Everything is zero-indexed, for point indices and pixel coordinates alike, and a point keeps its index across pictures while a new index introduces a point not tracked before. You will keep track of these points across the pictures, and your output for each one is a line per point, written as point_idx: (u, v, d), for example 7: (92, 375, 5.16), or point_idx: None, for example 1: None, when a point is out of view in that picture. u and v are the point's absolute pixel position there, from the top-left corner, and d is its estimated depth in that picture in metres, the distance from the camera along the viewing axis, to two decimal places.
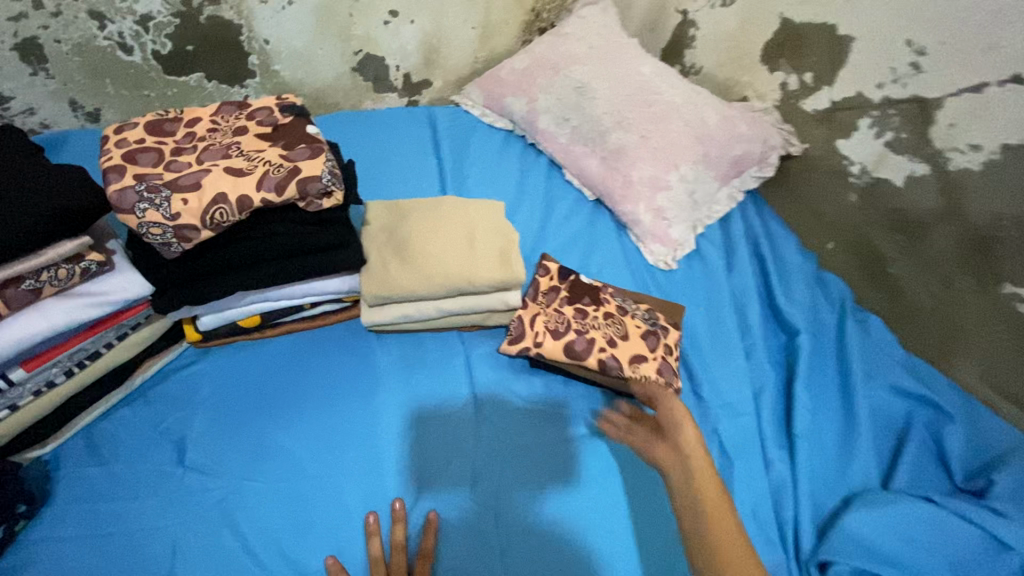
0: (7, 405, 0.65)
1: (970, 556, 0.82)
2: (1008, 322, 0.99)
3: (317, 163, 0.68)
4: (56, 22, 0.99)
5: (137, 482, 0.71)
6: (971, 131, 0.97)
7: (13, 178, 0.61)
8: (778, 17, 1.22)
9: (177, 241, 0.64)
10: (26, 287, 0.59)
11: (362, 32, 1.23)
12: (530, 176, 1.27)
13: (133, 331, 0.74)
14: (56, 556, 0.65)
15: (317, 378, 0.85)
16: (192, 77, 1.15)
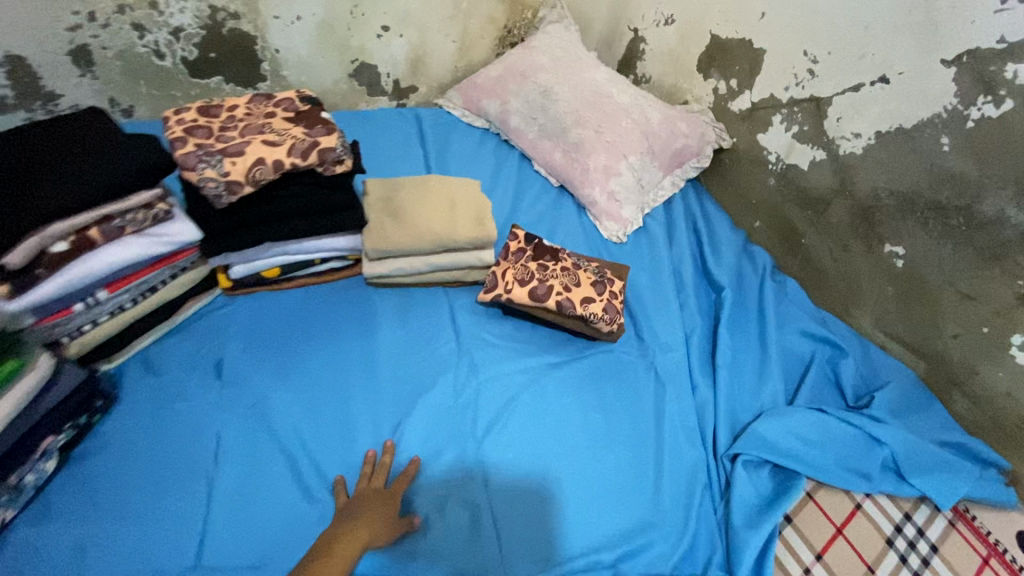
0: (91, 320, 0.83)
1: (852, 451, 1.04)
2: (889, 276, 1.22)
3: (332, 138, 0.90)
4: (104, 32, 1.19)
5: (185, 389, 0.89)
6: (854, 122, 1.20)
7: (104, 142, 0.80)
8: (708, 34, 1.46)
9: (226, 193, 0.83)
10: (115, 225, 0.77)
11: (358, 43, 1.45)
12: (503, 166, 1.48)
13: (182, 273, 0.92)
14: (125, 441, 0.82)
15: (325, 319, 1.04)
16: (213, 80, 1.35)
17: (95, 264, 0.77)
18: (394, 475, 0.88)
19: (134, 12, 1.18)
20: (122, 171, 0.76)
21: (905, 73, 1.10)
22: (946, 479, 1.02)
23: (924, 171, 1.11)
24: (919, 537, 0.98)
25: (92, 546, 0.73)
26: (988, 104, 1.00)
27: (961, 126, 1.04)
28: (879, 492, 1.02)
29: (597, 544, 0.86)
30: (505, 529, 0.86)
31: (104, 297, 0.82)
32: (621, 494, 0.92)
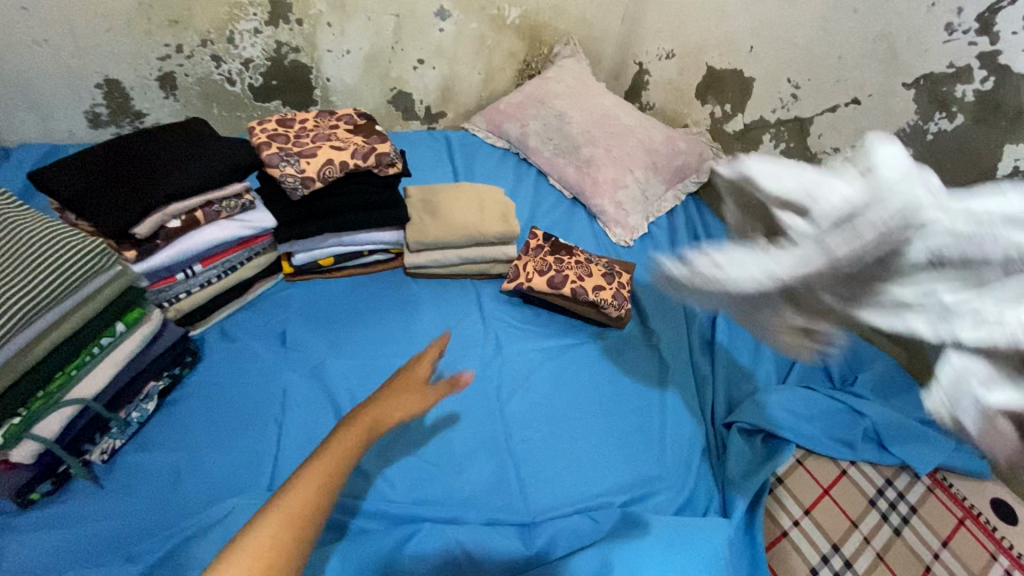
0: (187, 289, 1.01)
1: (838, 423, 1.15)
2: None
3: (387, 145, 1.09)
4: (188, 62, 1.41)
5: (256, 352, 1.04)
6: (833, 139, 1.37)
7: (208, 144, 1.00)
8: (705, 66, 1.65)
9: (301, 186, 1.02)
10: (214, 209, 0.97)
11: (397, 74, 1.66)
12: (523, 180, 1.66)
13: (257, 256, 1.09)
14: (210, 391, 0.97)
15: (370, 301, 1.18)
16: (273, 104, 1.57)
17: (197, 240, 0.95)
18: (427, 432, 1.00)
19: (215, 46, 1.40)
20: (224, 166, 0.96)
21: (873, 95, 1.27)
22: (926, 449, 1.12)
23: None
24: (807, 289, 0.53)
25: (185, 470, 0.87)
26: (943, 120, 1.15)
27: (922, 140, 1.20)
28: (862, 460, 1.13)
29: (606, 491, 0.98)
30: (528, 476, 0.98)
31: (200, 270, 1.00)
32: (630, 451, 1.05)
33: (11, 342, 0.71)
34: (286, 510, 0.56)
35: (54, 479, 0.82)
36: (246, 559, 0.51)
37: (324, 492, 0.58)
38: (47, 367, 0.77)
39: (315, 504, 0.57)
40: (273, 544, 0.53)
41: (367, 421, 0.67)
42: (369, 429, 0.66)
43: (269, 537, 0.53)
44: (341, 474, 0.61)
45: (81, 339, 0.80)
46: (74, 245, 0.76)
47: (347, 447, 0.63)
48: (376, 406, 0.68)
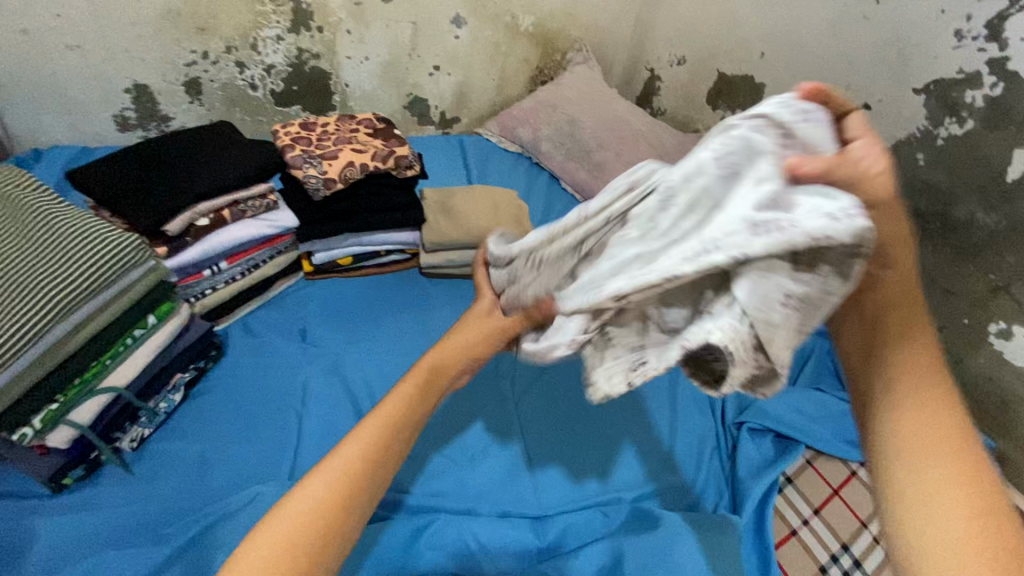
0: (212, 286, 1.04)
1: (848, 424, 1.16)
2: None
3: (406, 149, 1.15)
4: (213, 68, 1.46)
5: (277, 347, 1.07)
6: None
7: (235, 147, 1.05)
8: (716, 72, 1.67)
9: (323, 187, 1.06)
10: (240, 208, 1.01)
11: (413, 80, 1.70)
12: (535, 184, 1.69)
13: (279, 254, 1.13)
14: (233, 384, 1.01)
15: (386, 298, 1.21)
16: (293, 108, 1.62)
17: (224, 237, 0.99)
18: (442, 426, 1.03)
19: (239, 52, 1.45)
20: (251, 168, 1.01)
21: (883, 100, 1.28)
22: None
23: (905, 183, 1.27)
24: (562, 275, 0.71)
25: (211, 459, 0.90)
26: (953, 124, 1.17)
27: (932, 144, 1.21)
28: None
29: (617, 487, 1.00)
30: (539, 472, 1.00)
31: (225, 267, 1.03)
32: (641, 448, 1.06)
33: (48, 330, 0.74)
34: (340, 466, 0.57)
35: (87, 464, 0.86)
36: (300, 514, 0.54)
37: (384, 445, 0.61)
38: (82, 357, 0.81)
39: (372, 458, 0.59)
40: (323, 502, 0.55)
41: (423, 369, 0.68)
42: (427, 377, 0.68)
43: (318, 498, 0.55)
44: (400, 426, 0.63)
45: (113, 330, 0.83)
46: (110, 241, 0.80)
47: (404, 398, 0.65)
48: (437, 355, 0.70)
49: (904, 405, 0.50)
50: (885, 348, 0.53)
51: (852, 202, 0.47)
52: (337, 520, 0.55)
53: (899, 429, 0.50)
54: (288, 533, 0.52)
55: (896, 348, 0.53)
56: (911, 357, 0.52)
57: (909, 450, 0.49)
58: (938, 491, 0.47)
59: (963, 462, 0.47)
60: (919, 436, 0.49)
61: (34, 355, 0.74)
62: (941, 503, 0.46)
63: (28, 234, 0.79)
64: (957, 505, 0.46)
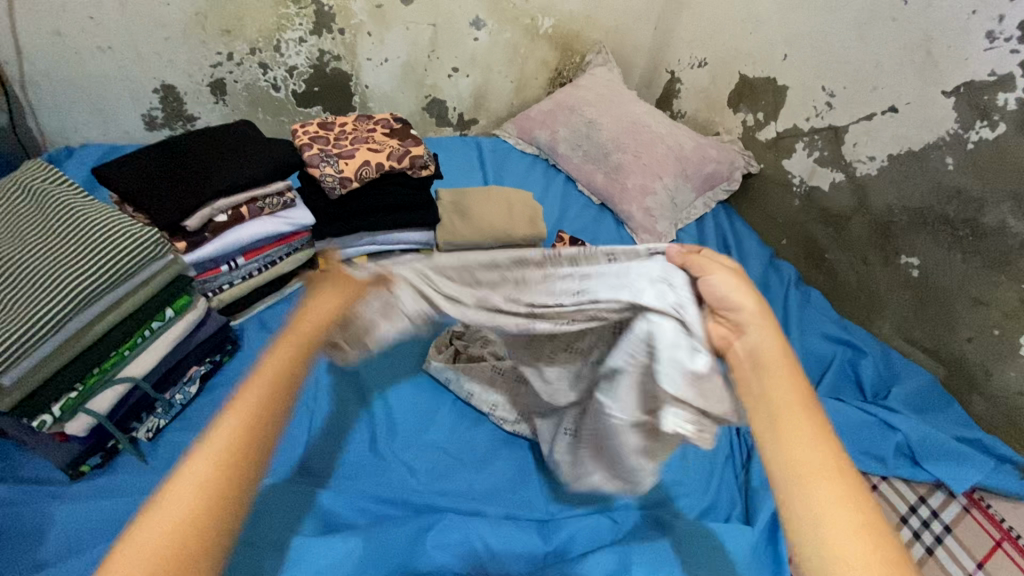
0: (229, 281, 1.06)
1: (868, 436, 1.13)
2: (908, 285, 1.32)
3: (420, 149, 1.15)
4: (237, 69, 1.49)
5: None
6: (868, 147, 1.34)
7: (255, 145, 1.08)
8: (738, 74, 1.64)
9: (339, 186, 1.07)
10: (258, 206, 1.03)
11: (432, 82, 1.71)
12: (551, 185, 1.68)
13: (295, 252, 1.15)
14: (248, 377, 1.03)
15: None
16: (314, 109, 1.64)
17: (241, 234, 1.01)
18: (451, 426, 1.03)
19: (262, 54, 1.48)
20: (270, 166, 1.03)
21: (911, 103, 1.24)
22: (963, 468, 1.09)
23: (932, 189, 1.23)
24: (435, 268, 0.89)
25: None
26: (984, 128, 1.13)
27: (962, 148, 1.17)
28: (894, 476, 1.10)
29: (628, 492, 0.98)
30: (547, 475, 0.99)
31: (242, 263, 1.06)
32: None
33: (68, 321, 0.77)
34: (218, 447, 0.46)
35: (104, 453, 0.88)
36: (176, 512, 0.43)
37: (259, 419, 0.48)
38: (101, 347, 0.83)
39: (250, 437, 0.47)
40: (208, 493, 0.44)
41: (296, 336, 0.55)
42: (302, 344, 0.55)
43: (196, 491, 0.44)
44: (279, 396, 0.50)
45: (132, 321, 0.86)
46: (131, 234, 0.82)
47: (278, 363, 0.52)
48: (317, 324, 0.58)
49: (800, 443, 0.52)
50: (768, 394, 0.56)
51: (679, 279, 0.70)
52: (221, 519, 0.44)
53: (795, 456, 0.52)
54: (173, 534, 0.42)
55: (775, 389, 0.57)
56: (788, 402, 0.55)
57: (804, 477, 0.51)
58: (844, 519, 0.49)
59: (851, 489, 0.50)
60: (813, 460, 0.52)
61: (53, 346, 0.77)
62: (838, 524, 0.48)
63: (54, 227, 0.82)
64: (853, 534, 0.48)
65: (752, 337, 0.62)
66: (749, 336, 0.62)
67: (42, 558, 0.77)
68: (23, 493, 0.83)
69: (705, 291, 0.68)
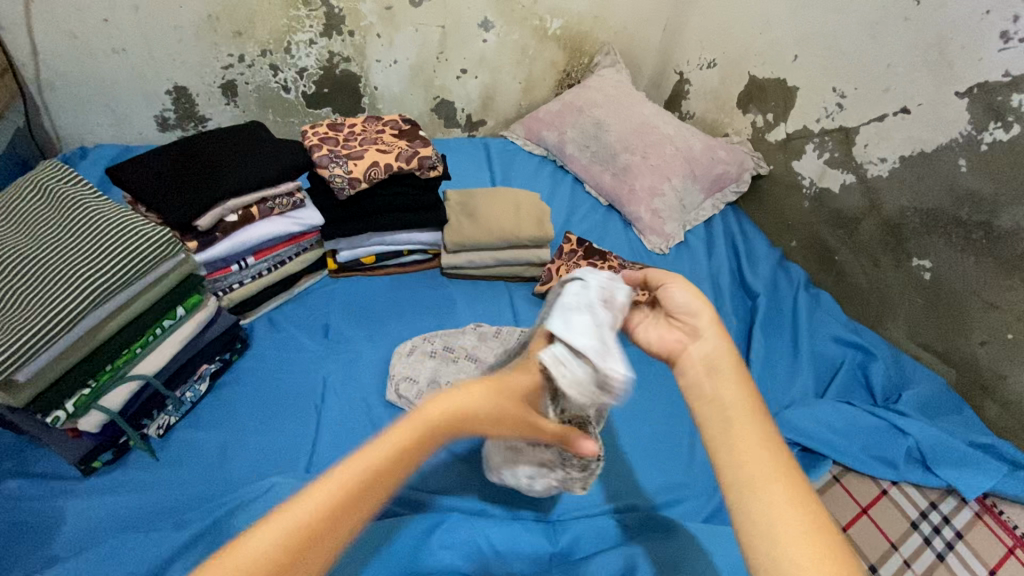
0: (239, 281, 1.08)
1: (878, 441, 1.12)
2: (919, 288, 1.31)
3: (429, 150, 1.15)
4: (248, 70, 1.51)
5: (301, 341, 1.10)
6: (880, 148, 1.33)
7: (266, 146, 1.09)
8: (747, 75, 1.64)
9: (348, 186, 1.07)
10: (268, 206, 1.04)
11: (440, 83, 1.71)
12: (559, 186, 1.67)
13: (305, 252, 1.16)
14: (257, 375, 1.03)
15: (409, 298, 1.21)
16: (323, 110, 1.66)
17: (251, 234, 1.03)
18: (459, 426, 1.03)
19: (273, 56, 1.50)
20: (281, 166, 1.04)
21: (923, 104, 1.23)
22: (976, 474, 1.08)
23: (944, 192, 1.22)
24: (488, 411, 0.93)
25: (233, 447, 0.92)
26: (998, 129, 1.12)
27: (976, 150, 1.16)
28: (905, 481, 1.09)
29: (634, 494, 0.98)
30: None
31: (252, 262, 1.07)
32: (662, 459, 1.04)
33: (83, 318, 0.78)
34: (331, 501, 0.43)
35: (116, 449, 0.90)
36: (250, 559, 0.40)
37: (370, 495, 0.46)
38: (113, 345, 0.84)
39: (338, 515, 0.44)
40: (270, 567, 0.41)
41: (456, 415, 0.51)
42: (450, 429, 0.50)
43: (274, 551, 0.41)
44: (397, 477, 0.47)
45: (145, 319, 0.87)
46: (145, 234, 0.83)
47: (422, 438, 0.48)
48: (483, 411, 0.53)
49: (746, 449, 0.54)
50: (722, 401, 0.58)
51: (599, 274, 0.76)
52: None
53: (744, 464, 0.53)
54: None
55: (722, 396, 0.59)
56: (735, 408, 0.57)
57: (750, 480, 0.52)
58: (793, 524, 0.49)
59: (804, 502, 0.50)
60: (760, 466, 0.53)
61: (67, 344, 0.78)
62: (786, 527, 0.49)
63: (69, 227, 0.83)
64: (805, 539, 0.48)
65: (707, 344, 0.64)
66: (705, 344, 0.64)
67: (54, 553, 0.78)
68: (36, 488, 0.85)
69: (665, 299, 0.71)
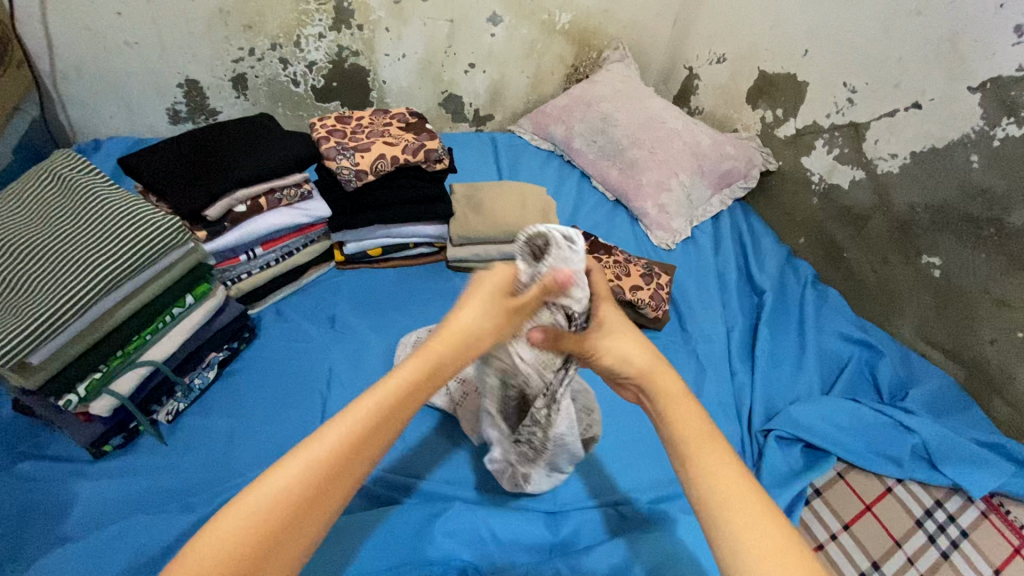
0: (247, 271, 1.09)
1: (883, 438, 1.11)
2: (929, 286, 1.29)
3: (435, 142, 1.16)
4: (258, 64, 1.52)
5: (308, 332, 1.11)
6: (890, 145, 1.31)
7: (275, 138, 1.10)
8: (757, 70, 1.62)
9: (355, 178, 1.09)
10: (276, 197, 1.05)
11: (449, 77, 1.72)
12: (566, 181, 1.67)
13: (312, 243, 1.17)
14: (263, 364, 1.05)
15: (415, 290, 1.22)
16: (332, 104, 1.67)
17: (260, 225, 1.04)
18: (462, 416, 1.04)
19: (283, 49, 1.51)
20: (289, 158, 1.05)
21: (935, 99, 1.21)
22: (983, 473, 1.07)
23: (954, 189, 1.21)
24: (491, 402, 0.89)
25: (239, 435, 0.94)
26: (1011, 125, 1.10)
27: (988, 145, 1.14)
28: (909, 479, 1.08)
29: (636, 487, 0.98)
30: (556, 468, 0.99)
31: (260, 253, 1.08)
32: (664, 453, 1.03)
33: (95, 303, 0.80)
34: (313, 461, 0.49)
35: (126, 433, 0.91)
36: (251, 520, 0.45)
37: (366, 440, 0.51)
38: (124, 329, 0.86)
39: (339, 463, 0.49)
40: (284, 507, 0.47)
41: (431, 357, 0.57)
42: (435, 369, 0.57)
43: (278, 497, 0.47)
44: (388, 421, 0.53)
45: (155, 306, 0.89)
46: (156, 222, 0.84)
47: (407, 382, 0.55)
48: (455, 348, 0.59)
49: (714, 476, 0.53)
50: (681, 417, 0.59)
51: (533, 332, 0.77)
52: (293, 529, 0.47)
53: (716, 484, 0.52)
54: (247, 526, 0.45)
55: (698, 425, 0.56)
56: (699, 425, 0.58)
57: (726, 510, 0.51)
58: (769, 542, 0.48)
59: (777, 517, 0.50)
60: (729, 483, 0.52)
61: (78, 329, 0.80)
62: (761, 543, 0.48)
63: (82, 214, 0.85)
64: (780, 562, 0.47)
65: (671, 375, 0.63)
66: None
67: (65, 533, 0.80)
68: (49, 469, 0.87)
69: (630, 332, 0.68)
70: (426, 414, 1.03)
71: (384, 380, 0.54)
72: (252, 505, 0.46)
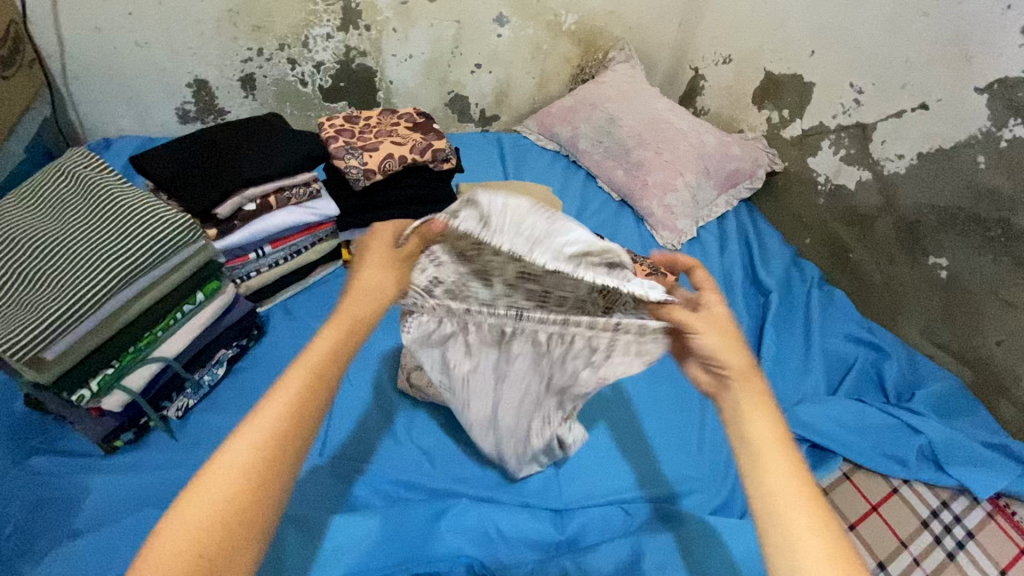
0: (256, 269, 1.10)
1: (889, 439, 1.11)
2: (935, 287, 1.29)
3: (442, 142, 1.17)
4: (267, 64, 1.53)
5: (316, 330, 1.12)
6: (897, 145, 1.31)
7: (284, 137, 1.11)
8: (763, 71, 1.62)
9: (363, 177, 1.09)
10: (285, 195, 1.06)
11: (455, 78, 1.73)
12: (571, 181, 1.68)
13: (321, 242, 1.18)
14: (273, 362, 1.06)
15: None
16: (340, 104, 1.68)
17: (269, 223, 1.05)
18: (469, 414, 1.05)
19: (291, 50, 1.52)
20: (298, 158, 1.06)
21: (942, 100, 1.21)
22: (989, 475, 1.06)
23: (961, 189, 1.21)
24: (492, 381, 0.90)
25: None
26: (1019, 126, 1.10)
27: (995, 146, 1.14)
28: (915, 479, 1.08)
29: (642, 485, 0.98)
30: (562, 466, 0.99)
31: (269, 251, 1.09)
32: (670, 452, 1.03)
33: (108, 301, 0.81)
34: (249, 449, 0.47)
35: (137, 429, 0.92)
36: (195, 526, 0.44)
37: (302, 413, 0.50)
38: (134, 327, 0.87)
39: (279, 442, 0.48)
40: (234, 496, 0.45)
41: (347, 317, 0.55)
42: (353, 329, 0.55)
43: (229, 489, 0.45)
44: (319, 389, 0.51)
45: (167, 302, 0.90)
46: (166, 219, 0.85)
47: (327, 348, 0.53)
48: (368, 303, 0.57)
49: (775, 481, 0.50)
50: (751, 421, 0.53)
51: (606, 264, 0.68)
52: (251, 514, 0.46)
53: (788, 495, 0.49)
54: (202, 522, 0.44)
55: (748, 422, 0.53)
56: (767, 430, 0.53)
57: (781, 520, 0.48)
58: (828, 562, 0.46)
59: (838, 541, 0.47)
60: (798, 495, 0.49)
61: (90, 327, 0.81)
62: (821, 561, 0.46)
63: (92, 211, 0.86)
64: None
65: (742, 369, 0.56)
66: None
67: (77, 527, 0.81)
68: (61, 464, 0.88)
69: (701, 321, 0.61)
70: (433, 412, 1.04)
71: (303, 352, 0.52)
72: (200, 501, 0.45)
